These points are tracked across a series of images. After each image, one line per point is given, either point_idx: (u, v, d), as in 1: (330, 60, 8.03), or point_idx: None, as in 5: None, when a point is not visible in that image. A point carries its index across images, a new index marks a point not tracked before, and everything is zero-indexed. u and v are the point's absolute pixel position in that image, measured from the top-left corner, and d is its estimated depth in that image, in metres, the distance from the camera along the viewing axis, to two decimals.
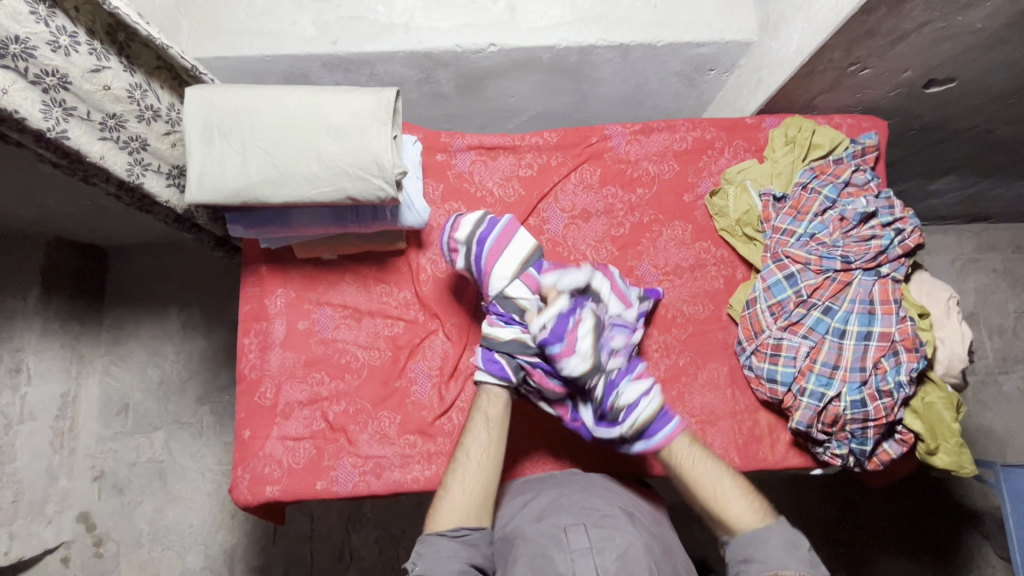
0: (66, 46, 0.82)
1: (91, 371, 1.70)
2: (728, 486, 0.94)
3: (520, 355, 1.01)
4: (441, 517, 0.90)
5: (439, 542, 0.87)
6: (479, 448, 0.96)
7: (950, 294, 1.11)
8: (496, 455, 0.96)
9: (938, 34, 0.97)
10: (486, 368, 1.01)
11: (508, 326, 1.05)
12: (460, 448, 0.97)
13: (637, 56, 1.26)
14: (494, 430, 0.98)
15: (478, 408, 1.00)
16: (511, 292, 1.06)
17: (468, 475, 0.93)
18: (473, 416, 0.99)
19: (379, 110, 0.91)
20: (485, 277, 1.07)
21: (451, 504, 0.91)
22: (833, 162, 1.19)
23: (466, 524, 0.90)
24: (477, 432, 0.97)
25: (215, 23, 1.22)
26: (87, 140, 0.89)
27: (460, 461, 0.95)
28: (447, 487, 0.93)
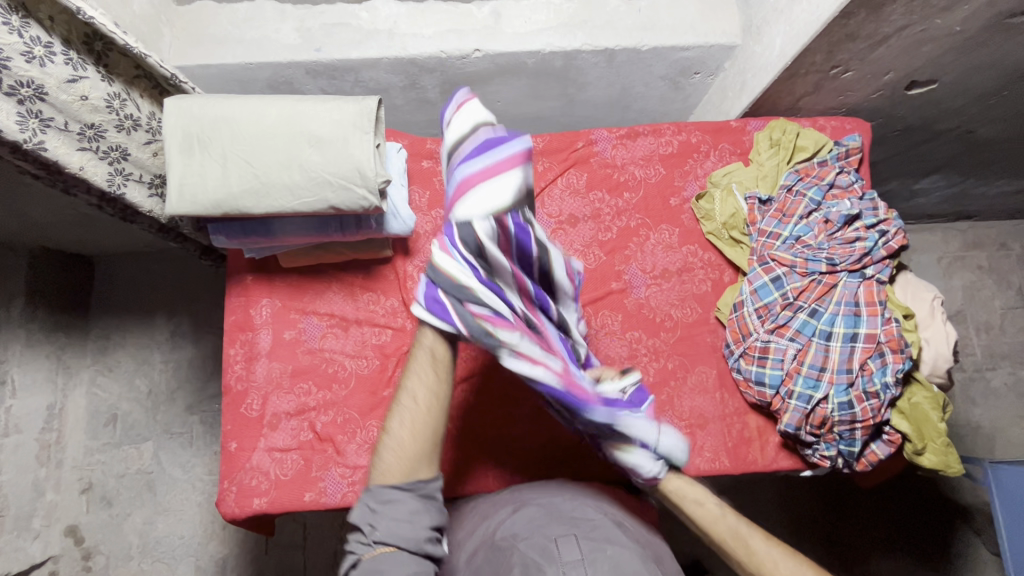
0: (40, 57, 0.81)
1: (78, 382, 1.67)
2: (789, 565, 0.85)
3: (466, 300, 0.86)
4: (389, 465, 0.83)
5: (392, 500, 0.80)
6: (423, 386, 0.87)
7: (934, 294, 1.12)
8: (443, 392, 0.87)
9: (918, 37, 0.98)
10: (425, 305, 0.88)
11: (455, 256, 0.88)
12: (400, 389, 0.88)
13: (622, 61, 1.26)
14: (438, 366, 0.88)
15: (419, 343, 0.89)
16: (471, 223, 0.89)
17: (410, 417, 0.85)
18: (414, 350, 0.89)
19: (361, 119, 0.91)
20: (456, 191, 0.94)
21: (397, 450, 0.83)
22: (817, 164, 1.20)
23: (418, 475, 0.83)
24: (419, 371, 0.88)
25: (198, 30, 1.21)
26: (66, 151, 0.88)
27: (401, 404, 0.86)
28: (389, 432, 0.85)
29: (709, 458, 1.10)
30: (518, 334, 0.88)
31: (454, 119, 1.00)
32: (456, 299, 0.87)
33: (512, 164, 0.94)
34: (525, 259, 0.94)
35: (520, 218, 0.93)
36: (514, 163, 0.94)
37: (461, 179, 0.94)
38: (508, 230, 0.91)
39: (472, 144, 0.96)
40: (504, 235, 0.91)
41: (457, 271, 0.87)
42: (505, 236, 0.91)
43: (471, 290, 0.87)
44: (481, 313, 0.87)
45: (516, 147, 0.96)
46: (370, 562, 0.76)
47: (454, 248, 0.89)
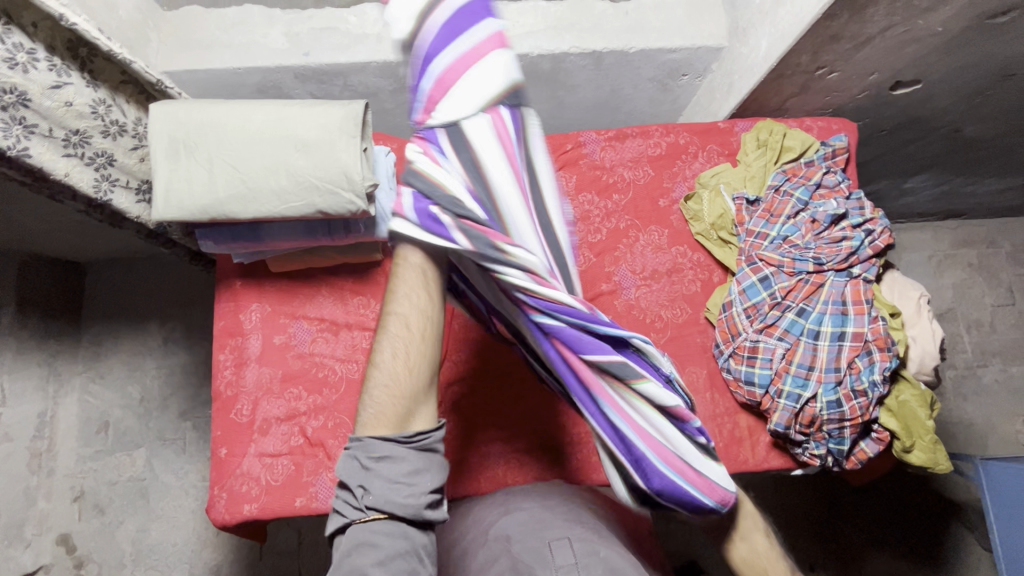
0: (23, 63, 0.81)
1: (70, 390, 1.66)
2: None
3: (459, 210, 0.78)
4: (380, 406, 0.77)
5: (387, 453, 0.74)
6: (411, 311, 0.80)
7: (920, 292, 1.14)
8: (432, 318, 0.81)
9: (900, 38, 0.99)
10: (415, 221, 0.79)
11: (446, 165, 0.81)
12: (386, 315, 0.81)
13: (610, 63, 1.26)
14: (425, 286, 0.82)
15: (405, 271, 0.82)
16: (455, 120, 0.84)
17: (397, 347, 0.79)
18: (400, 273, 0.82)
19: (347, 123, 0.91)
20: (431, 79, 0.87)
21: (385, 386, 0.77)
22: (804, 164, 1.21)
23: (414, 421, 0.78)
24: (407, 294, 0.81)
25: (185, 36, 1.21)
26: (51, 157, 0.87)
27: (388, 332, 0.80)
28: (377, 365, 0.79)
29: None
30: (528, 250, 0.78)
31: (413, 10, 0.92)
32: (450, 214, 0.78)
33: (493, 47, 0.89)
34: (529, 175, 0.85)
35: (511, 115, 0.87)
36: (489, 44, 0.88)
37: (441, 72, 0.86)
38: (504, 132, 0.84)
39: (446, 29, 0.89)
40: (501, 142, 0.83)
41: (448, 179, 0.80)
42: (501, 144, 0.84)
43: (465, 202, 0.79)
44: (477, 227, 0.78)
45: (490, 27, 0.90)
46: (361, 532, 0.71)
47: (445, 155, 0.81)
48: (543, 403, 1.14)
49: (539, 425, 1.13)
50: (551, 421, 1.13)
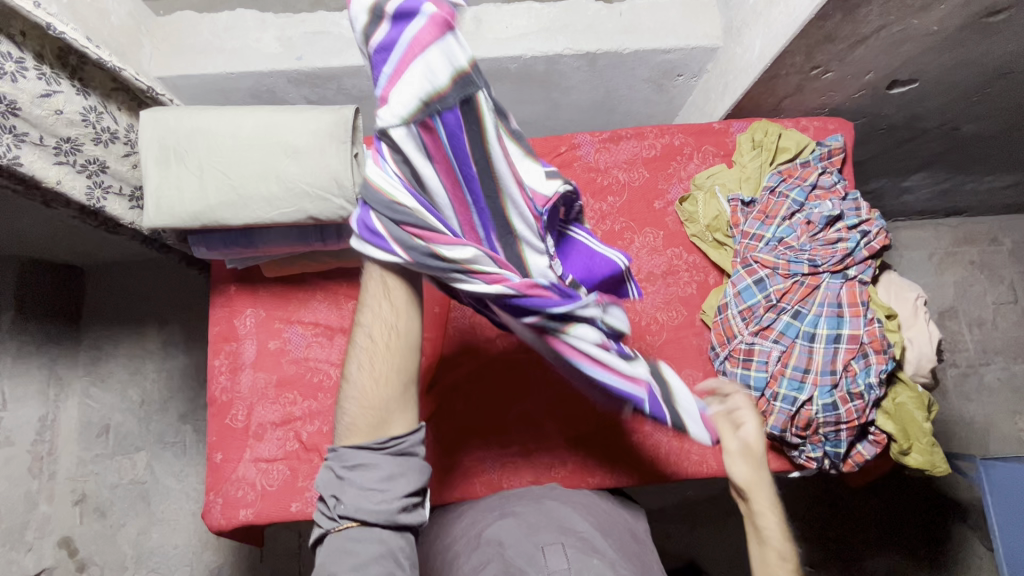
0: (12, 72, 0.80)
1: (71, 394, 1.67)
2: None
3: (402, 219, 0.77)
4: (353, 418, 0.77)
5: (359, 461, 0.75)
6: (375, 323, 0.80)
7: (917, 293, 1.13)
8: (399, 328, 0.79)
9: (895, 38, 0.98)
10: (361, 235, 0.79)
11: (385, 169, 0.80)
12: (355, 329, 0.81)
13: (604, 64, 1.25)
14: (388, 299, 0.80)
15: (372, 284, 0.81)
16: (394, 126, 0.78)
17: (366, 361, 0.79)
18: (366, 286, 0.81)
19: (338, 128, 0.90)
20: (380, 88, 0.80)
21: (357, 400, 0.77)
22: (800, 165, 1.20)
23: (389, 428, 0.77)
24: (373, 307, 0.80)
25: (179, 41, 1.20)
26: (43, 166, 0.87)
27: (357, 348, 0.80)
28: (348, 380, 0.79)
29: (696, 461, 1.10)
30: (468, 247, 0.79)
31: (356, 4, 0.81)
32: (391, 218, 0.77)
33: (437, 34, 0.79)
34: (465, 162, 0.84)
35: (454, 110, 0.81)
36: (435, 35, 0.78)
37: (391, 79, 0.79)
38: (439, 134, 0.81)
39: (390, 24, 0.80)
40: (434, 146, 0.81)
41: (386, 182, 0.79)
42: (431, 145, 0.81)
43: (403, 207, 0.78)
44: (419, 233, 0.77)
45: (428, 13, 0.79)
46: (339, 538, 0.72)
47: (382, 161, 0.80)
48: (539, 408, 1.13)
49: (535, 429, 1.12)
50: (547, 425, 1.12)
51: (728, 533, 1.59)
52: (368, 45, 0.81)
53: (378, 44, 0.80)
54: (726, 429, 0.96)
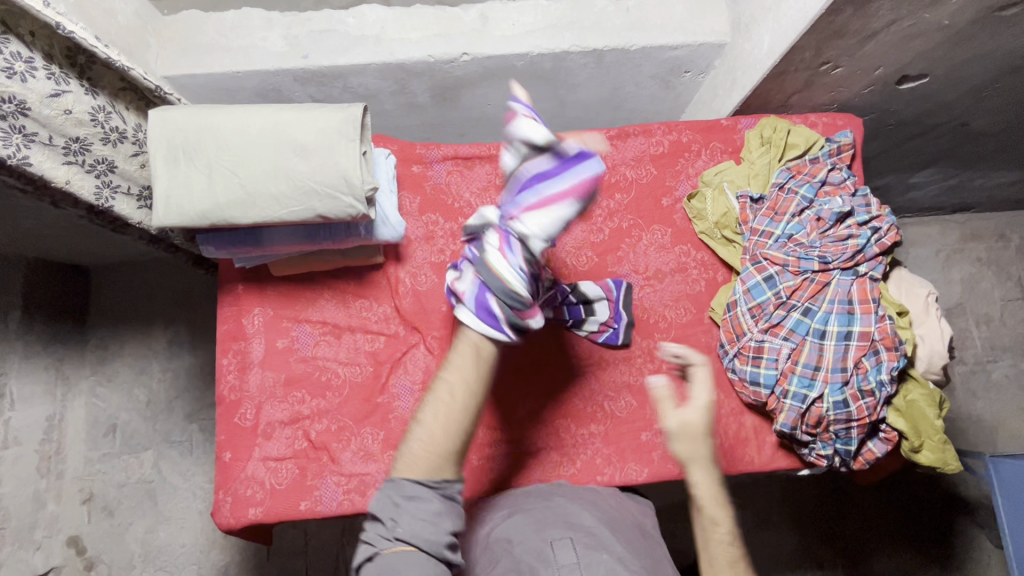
0: (21, 72, 0.80)
1: (78, 393, 1.67)
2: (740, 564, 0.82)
3: (519, 303, 0.80)
4: (413, 458, 0.77)
5: (417, 497, 0.73)
6: (462, 379, 0.80)
7: (928, 290, 1.12)
8: (480, 389, 0.80)
9: (906, 32, 0.97)
10: (474, 311, 0.81)
11: (512, 260, 0.82)
12: (438, 379, 0.82)
13: (611, 61, 1.24)
14: (479, 362, 0.81)
15: (466, 341, 0.82)
16: (535, 240, 0.83)
17: (442, 409, 0.78)
18: (460, 342, 0.82)
19: (346, 126, 0.90)
20: (523, 204, 0.84)
21: (424, 444, 0.77)
22: (809, 161, 1.19)
23: (444, 475, 0.76)
24: (460, 363, 0.81)
25: (184, 40, 1.20)
26: (52, 165, 0.87)
27: (435, 394, 0.80)
28: (420, 422, 0.79)
29: None
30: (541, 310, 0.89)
31: (520, 128, 0.86)
32: (507, 301, 0.80)
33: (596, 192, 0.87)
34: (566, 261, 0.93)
35: None
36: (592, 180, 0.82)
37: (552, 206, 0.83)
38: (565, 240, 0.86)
39: (552, 159, 0.85)
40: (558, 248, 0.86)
41: (511, 274, 0.81)
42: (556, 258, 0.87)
43: (523, 295, 0.81)
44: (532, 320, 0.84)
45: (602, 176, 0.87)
46: (388, 559, 0.70)
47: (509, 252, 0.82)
48: (548, 406, 1.13)
49: (545, 427, 1.12)
50: (556, 424, 1.12)
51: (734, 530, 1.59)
52: (523, 167, 0.87)
53: (536, 172, 0.86)
54: (666, 407, 0.87)
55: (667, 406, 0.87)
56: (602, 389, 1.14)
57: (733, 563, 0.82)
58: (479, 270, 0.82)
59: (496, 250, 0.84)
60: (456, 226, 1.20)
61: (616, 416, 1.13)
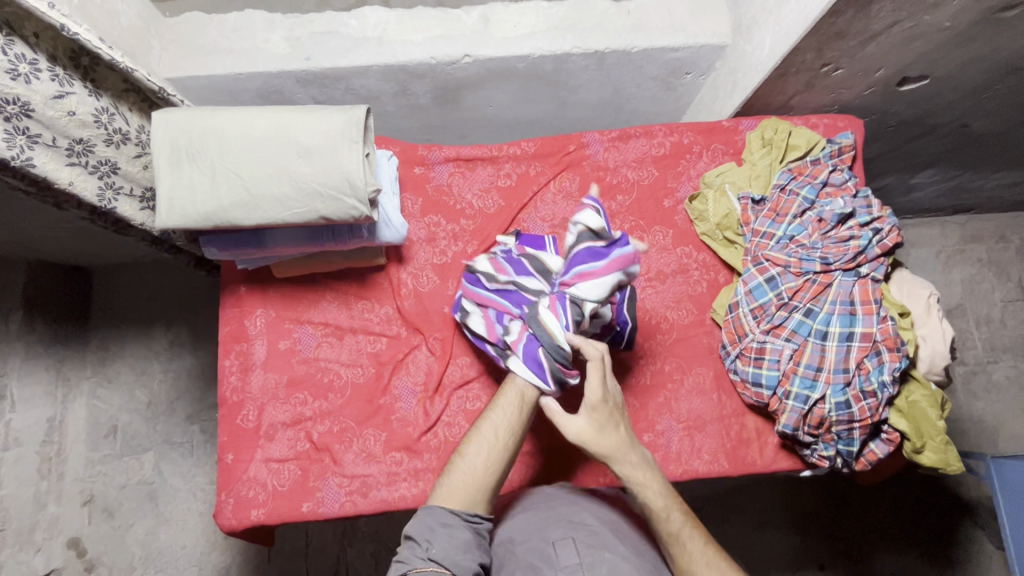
0: (25, 74, 0.81)
1: (78, 394, 1.67)
2: (682, 529, 0.88)
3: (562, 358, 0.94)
4: (455, 488, 0.86)
5: (452, 526, 0.82)
6: (507, 422, 0.91)
7: (930, 291, 1.12)
8: (519, 434, 0.91)
9: (907, 34, 0.98)
10: (524, 361, 0.94)
11: (562, 319, 0.95)
12: (484, 418, 0.92)
13: (612, 63, 1.25)
14: (522, 409, 0.93)
15: (512, 388, 0.94)
16: (586, 307, 0.95)
17: (487, 447, 0.88)
18: (506, 390, 0.94)
19: (349, 128, 0.90)
20: (574, 272, 0.96)
21: (465, 478, 0.86)
22: (810, 162, 1.19)
23: (477, 510, 0.86)
24: (505, 408, 0.92)
25: (187, 42, 1.21)
26: (55, 167, 0.87)
27: (481, 432, 0.90)
28: (464, 457, 0.88)
29: (707, 460, 1.10)
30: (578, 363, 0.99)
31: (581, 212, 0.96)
32: (554, 356, 0.93)
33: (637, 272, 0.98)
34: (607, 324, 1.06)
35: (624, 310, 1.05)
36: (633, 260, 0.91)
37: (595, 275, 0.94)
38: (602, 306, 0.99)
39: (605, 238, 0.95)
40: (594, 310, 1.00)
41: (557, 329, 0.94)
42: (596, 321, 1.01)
43: (565, 352, 0.94)
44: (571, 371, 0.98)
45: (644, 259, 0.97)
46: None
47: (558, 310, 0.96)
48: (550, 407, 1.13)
49: (548, 429, 1.12)
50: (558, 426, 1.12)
51: (735, 532, 1.59)
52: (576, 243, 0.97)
53: (589, 246, 0.95)
54: (562, 420, 0.91)
55: (566, 421, 0.91)
56: None
57: (673, 533, 0.88)
58: (532, 324, 0.97)
59: (549, 312, 0.96)
60: (457, 227, 1.20)
61: None
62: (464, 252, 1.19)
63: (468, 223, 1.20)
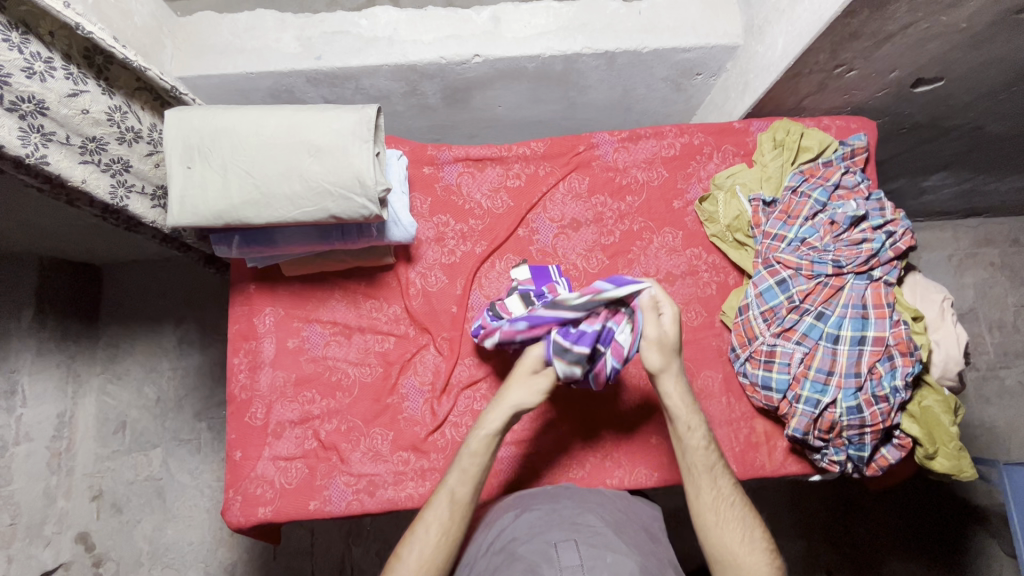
0: (40, 72, 0.81)
1: (88, 391, 1.68)
2: (715, 464, 0.94)
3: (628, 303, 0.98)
4: None
5: None
6: (438, 519, 0.91)
7: (944, 295, 1.11)
8: (454, 537, 0.90)
9: (923, 35, 0.96)
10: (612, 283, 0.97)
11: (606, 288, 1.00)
12: (418, 519, 0.91)
13: (623, 63, 1.24)
14: (451, 509, 0.91)
15: (444, 486, 0.93)
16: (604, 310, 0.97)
17: (420, 549, 0.88)
18: (436, 490, 0.93)
19: (360, 127, 0.90)
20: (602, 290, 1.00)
21: None
22: (822, 164, 1.18)
23: None
24: (435, 511, 0.91)
25: (198, 42, 1.21)
26: (69, 165, 0.88)
27: (415, 536, 0.90)
28: (400, 560, 0.89)
29: None
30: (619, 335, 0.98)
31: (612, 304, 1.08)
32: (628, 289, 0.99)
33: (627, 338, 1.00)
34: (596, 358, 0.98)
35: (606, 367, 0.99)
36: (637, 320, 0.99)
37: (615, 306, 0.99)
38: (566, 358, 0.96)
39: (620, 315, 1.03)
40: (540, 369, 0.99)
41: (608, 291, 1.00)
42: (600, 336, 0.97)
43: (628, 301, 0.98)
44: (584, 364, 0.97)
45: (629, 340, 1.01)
46: None
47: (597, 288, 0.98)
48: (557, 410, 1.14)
49: (553, 430, 1.13)
50: (563, 429, 1.13)
51: None
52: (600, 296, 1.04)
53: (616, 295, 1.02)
54: (649, 317, 0.95)
55: (646, 315, 0.95)
56: (613, 396, 1.15)
57: (709, 463, 0.94)
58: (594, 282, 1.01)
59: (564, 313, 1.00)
60: (465, 227, 1.20)
61: (623, 414, 1.14)
62: (473, 253, 1.19)
63: (476, 224, 1.20)
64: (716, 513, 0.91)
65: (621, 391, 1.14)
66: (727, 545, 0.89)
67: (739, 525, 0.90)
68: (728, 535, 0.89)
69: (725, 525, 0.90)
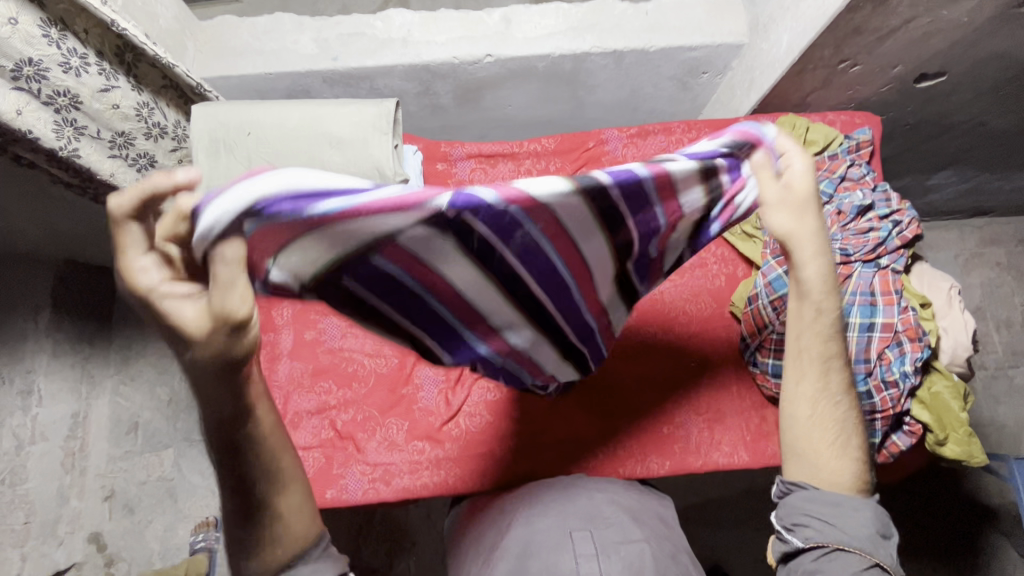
0: (76, 67, 0.84)
1: (102, 392, 1.71)
2: (833, 357, 0.80)
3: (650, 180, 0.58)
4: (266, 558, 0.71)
5: None
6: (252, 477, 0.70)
7: (951, 284, 1.13)
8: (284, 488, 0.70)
9: (925, 30, 0.99)
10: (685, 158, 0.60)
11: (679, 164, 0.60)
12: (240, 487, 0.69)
13: (630, 62, 1.27)
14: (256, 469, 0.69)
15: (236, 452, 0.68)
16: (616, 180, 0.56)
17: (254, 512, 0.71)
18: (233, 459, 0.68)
19: (380, 120, 0.94)
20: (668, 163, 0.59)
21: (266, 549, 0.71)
22: (828, 158, 1.21)
23: None
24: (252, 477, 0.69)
25: (219, 44, 1.26)
26: (98, 158, 0.96)
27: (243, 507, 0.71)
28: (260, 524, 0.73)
29: (728, 453, 1.12)
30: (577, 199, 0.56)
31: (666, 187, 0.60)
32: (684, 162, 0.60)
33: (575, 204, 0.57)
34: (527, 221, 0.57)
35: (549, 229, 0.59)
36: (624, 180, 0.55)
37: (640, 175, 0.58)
38: (461, 262, 0.63)
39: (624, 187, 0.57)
40: (289, 230, 0.53)
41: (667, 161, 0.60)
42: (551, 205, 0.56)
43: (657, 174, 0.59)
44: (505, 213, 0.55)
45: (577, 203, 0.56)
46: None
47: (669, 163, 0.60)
48: (569, 400, 1.16)
49: (566, 418, 1.14)
50: (573, 416, 1.14)
51: (750, 536, 1.59)
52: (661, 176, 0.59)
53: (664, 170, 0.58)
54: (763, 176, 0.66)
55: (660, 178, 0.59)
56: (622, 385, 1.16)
57: (824, 353, 0.79)
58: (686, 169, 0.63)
59: (646, 184, 0.58)
60: None
61: (634, 402, 1.15)
62: None
63: None
64: (814, 410, 0.80)
65: (631, 381, 1.16)
66: (812, 444, 0.81)
67: (838, 434, 0.80)
68: (818, 441, 0.81)
69: (820, 425, 0.80)
